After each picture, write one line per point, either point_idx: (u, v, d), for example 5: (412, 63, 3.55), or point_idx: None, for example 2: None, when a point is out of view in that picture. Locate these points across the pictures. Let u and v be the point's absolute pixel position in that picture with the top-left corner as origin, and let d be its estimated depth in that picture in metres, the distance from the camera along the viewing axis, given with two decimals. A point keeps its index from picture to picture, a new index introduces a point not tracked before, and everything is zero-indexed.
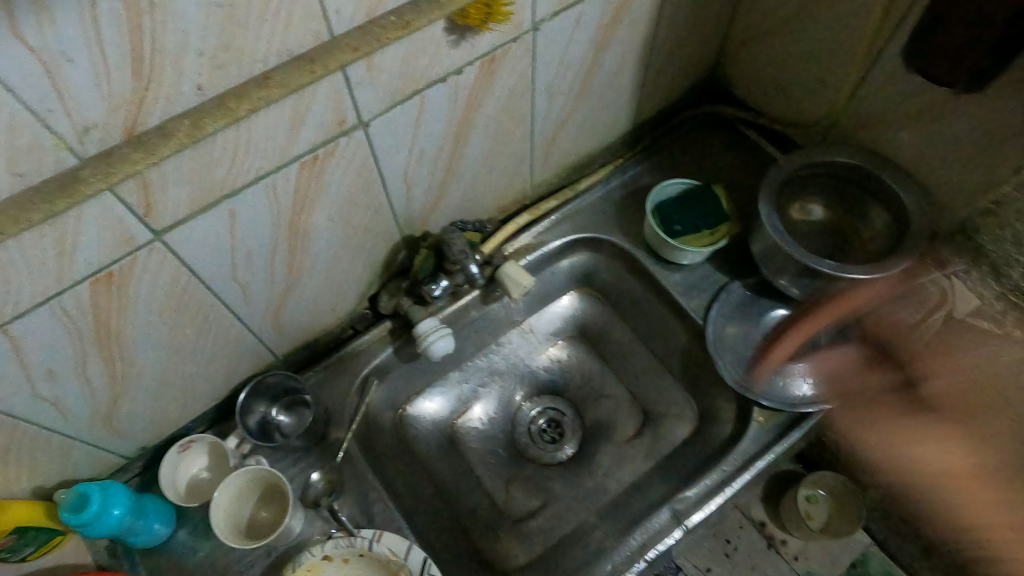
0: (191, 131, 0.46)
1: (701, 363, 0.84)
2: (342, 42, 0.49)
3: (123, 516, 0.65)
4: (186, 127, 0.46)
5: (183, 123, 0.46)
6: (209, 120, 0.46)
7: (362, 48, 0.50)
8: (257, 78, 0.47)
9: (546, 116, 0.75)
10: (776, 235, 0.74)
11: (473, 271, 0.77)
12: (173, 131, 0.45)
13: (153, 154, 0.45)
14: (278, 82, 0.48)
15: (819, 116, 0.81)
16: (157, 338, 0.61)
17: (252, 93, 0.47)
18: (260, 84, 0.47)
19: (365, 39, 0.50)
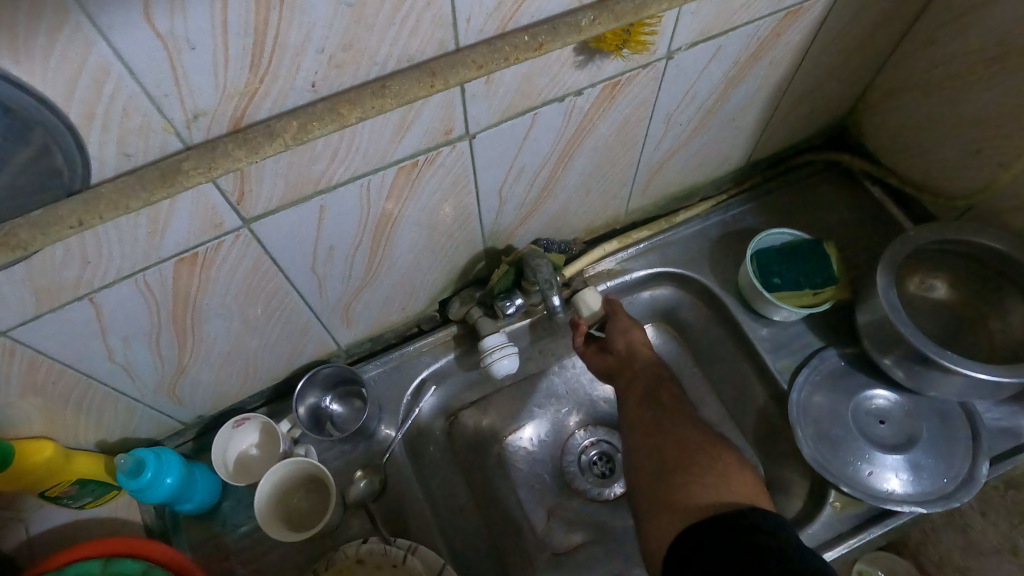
0: (299, 133, 0.43)
1: (779, 430, 0.77)
2: (468, 59, 0.45)
3: (175, 485, 0.65)
4: (295, 129, 0.43)
5: (291, 123, 0.43)
6: (318, 124, 0.43)
7: (488, 66, 0.45)
8: (375, 86, 0.44)
9: (658, 145, 0.70)
10: (890, 310, 0.67)
11: (557, 304, 0.70)
12: (281, 132, 0.43)
13: (256, 152, 0.43)
14: (395, 92, 0.44)
15: (964, 191, 0.72)
16: (229, 318, 0.61)
17: (366, 101, 0.44)
18: (376, 93, 0.44)
19: (492, 57, 0.45)
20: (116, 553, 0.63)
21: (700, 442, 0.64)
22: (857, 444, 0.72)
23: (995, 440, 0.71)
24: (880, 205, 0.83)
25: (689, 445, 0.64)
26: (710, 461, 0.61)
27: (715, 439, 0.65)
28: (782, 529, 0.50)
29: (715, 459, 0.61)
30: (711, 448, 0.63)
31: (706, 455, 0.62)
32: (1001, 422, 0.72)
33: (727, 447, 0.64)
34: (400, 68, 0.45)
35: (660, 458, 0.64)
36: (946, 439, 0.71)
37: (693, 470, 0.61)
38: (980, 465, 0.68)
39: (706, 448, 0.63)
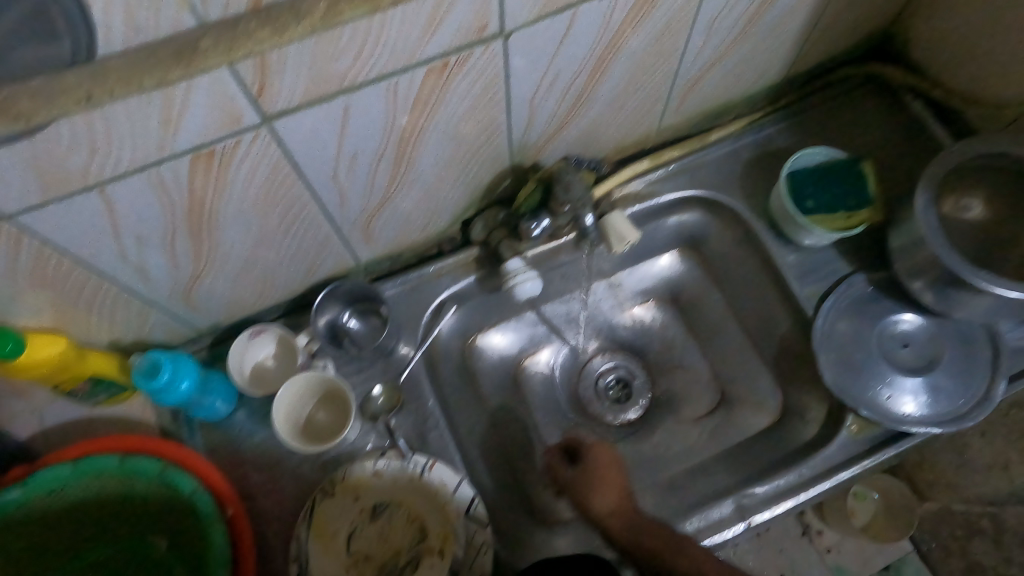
0: (326, 16, 0.41)
1: (801, 356, 0.77)
2: None
3: (191, 390, 0.64)
4: (322, 10, 0.40)
5: (319, 5, 0.40)
6: (347, 7, 0.41)
7: None
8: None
9: (698, 55, 0.66)
10: (928, 232, 0.64)
11: (586, 222, 0.72)
12: (308, 13, 0.40)
13: (281, 34, 0.40)
14: None
15: (1013, 104, 0.69)
16: (246, 225, 0.58)
17: None
18: None
19: None
20: (124, 449, 0.63)
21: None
22: (878, 369, 0.72)
23: (1013, 360, 0.71)
24: (922, 127, 0.79)
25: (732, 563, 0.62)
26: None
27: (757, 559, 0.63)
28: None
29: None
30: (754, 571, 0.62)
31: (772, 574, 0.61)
32: (1021, 342, 0.71)
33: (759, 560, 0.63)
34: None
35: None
36: (967, 363, 0.70)
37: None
38: (998, 384, 0.69)
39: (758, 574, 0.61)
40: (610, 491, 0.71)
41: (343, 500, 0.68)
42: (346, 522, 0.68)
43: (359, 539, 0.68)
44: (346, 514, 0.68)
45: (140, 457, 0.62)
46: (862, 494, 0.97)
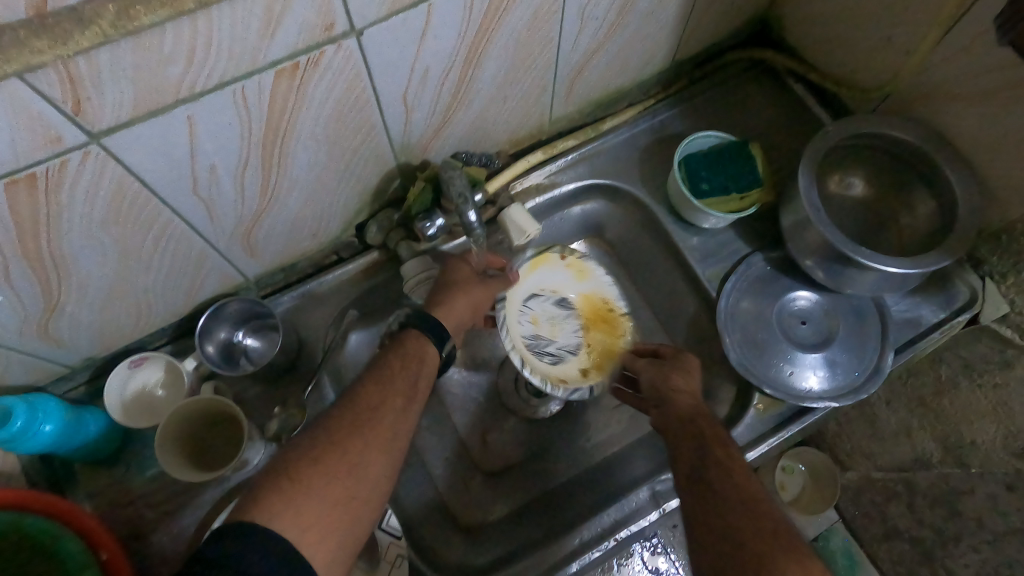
0: (117, 20, 0.37)
1: (707, 339, 0.78)
2: None
3: (56, 433, 0.61)
4: (113, 15, 0.37)
5: (110, 8, 0.37)
6: (146, 9, 0.37)
7: None
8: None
9: (574, 44, 0.65)
10: (810, 210, 0.66)
11: (472, 219, 0.66)
12: (94, 19, 0.37)
13: (62, 42, 0.37)
14: None
15: (880, 81, 0.71)
16: (101, 252, 0.55)
17: None
18: None
19: None
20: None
21: (761, 541, 0.52)
22: (778, 346, 0.73)
23: (901, 329, 0.73)
24: (805, 105, 0.82)
25: (764, 509, 0.55)
26: (784, 574, 0.49)
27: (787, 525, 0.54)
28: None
29: (816, 567, 0.50)
30: (774, 538, 0.52)
31: (801, 559, 0.51)
32: (907, 311, 0.74)
33: (789, 530, 0.53)
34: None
35: (707, 557, 0.53)
36: (860, 334, 0.72)
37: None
38: (887, 355, 0.71)
39: (769, 540, 0.52)
40: (682, 387, 0.66)
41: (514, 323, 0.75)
42: (532, 291, 0.77)
43: (532, 313, 0.76)
44: (561, 267, 0.78)
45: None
46: (790, 468, 0.97)
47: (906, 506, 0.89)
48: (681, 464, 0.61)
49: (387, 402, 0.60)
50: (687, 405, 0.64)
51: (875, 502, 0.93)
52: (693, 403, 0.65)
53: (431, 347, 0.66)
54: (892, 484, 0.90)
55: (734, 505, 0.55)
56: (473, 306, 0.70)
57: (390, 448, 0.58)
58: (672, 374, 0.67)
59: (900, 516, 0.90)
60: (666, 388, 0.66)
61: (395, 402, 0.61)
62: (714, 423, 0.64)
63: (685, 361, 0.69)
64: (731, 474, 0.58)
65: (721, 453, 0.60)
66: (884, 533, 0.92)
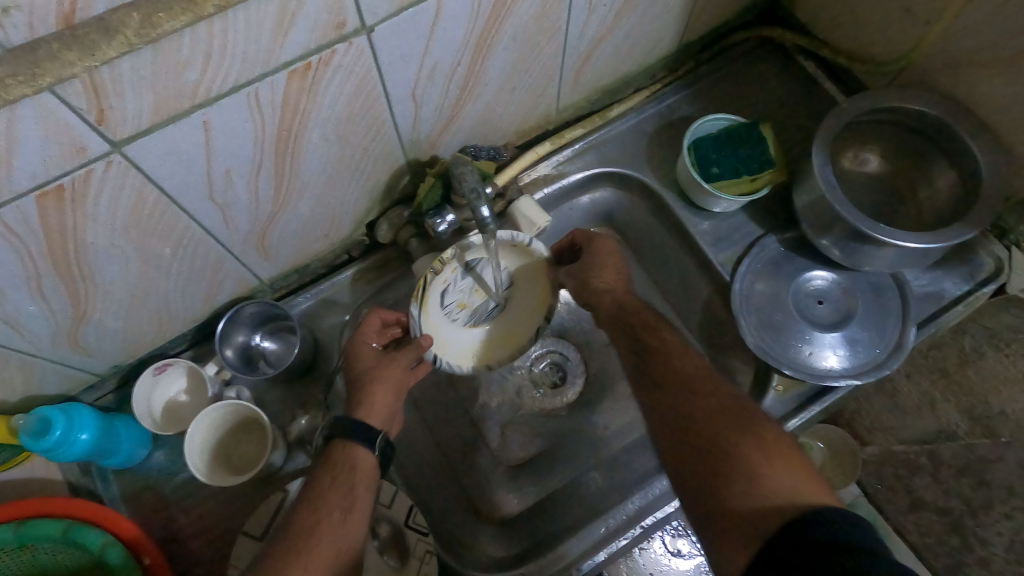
0: (142, 29, 0.37)
1: (724, 321, 0.78)
2: None
3: (91, 442, 0.62)
4: (136, 23, 0.37)
5: (132, 17, 0.37)
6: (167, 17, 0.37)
7: None
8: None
9: (583, 31, 0.65)
10: (826, 187, 0.66)
11: (484, 214, 0.62)
12: (118, 28, 0.37)
13: (92, 53, 0.37)
14: None
15: (893, 54, 0.71)
16: (124, 260, 0.55)
17: None
18: None
19: None
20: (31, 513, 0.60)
21: (725, 430, 0.53)
22: (797, 327, 0.73)
23: (921, 304, 0.73)
24: (813, 82, 0.81)
25: (725, 398, 0.56)
26: (752, 456, 0.51)
27: (751, 409, 0.55)
28: (858, 521, 0.43)
29: (780, 443, 0.52)
30: (738, 425, 0.54)
31: (764, 438, 0.52)
32: (926, 287, 0.73)
33: (749, 411, 0.55)
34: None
35: (681, 466, 0.54)
36: (879, 311, 0.72)
37: (739, 479, 0.50)
38: (910, 330, 0.70)
39: (731, 426, 0.54)
40: (608, 271, 0.69)
41: (444, 327, 0.69)
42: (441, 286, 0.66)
43: (456, 300, 0.69)
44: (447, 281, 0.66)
45: (21, 522, 0.58)
46: (809, 445, 0.94)
47: (929, 478, 0.89)
48: (626, 357, 0.64)
49: (322, 520, 0.55)
50: (609, 300, 0.66)
51: (898, 474, 0.92)
52: (614, 298, 0.67)
53: (362, 449, 0.60)
54: (915, 456, 0.90)
55: (696, 402, 0.57)
56: (397, 386, 0.65)
57: (330, 561, 0.53)
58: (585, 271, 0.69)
59: (924, 488, 0.90)
60: (589, 285, 0.68)
61: (332, 515, 0.56)
62: (658, 318, 0.66)
63: (598, 245, 0.70)
64: (684, 374, 0.59)
65: (657, 342, 0.63)
66: (910, 505, 0.91)
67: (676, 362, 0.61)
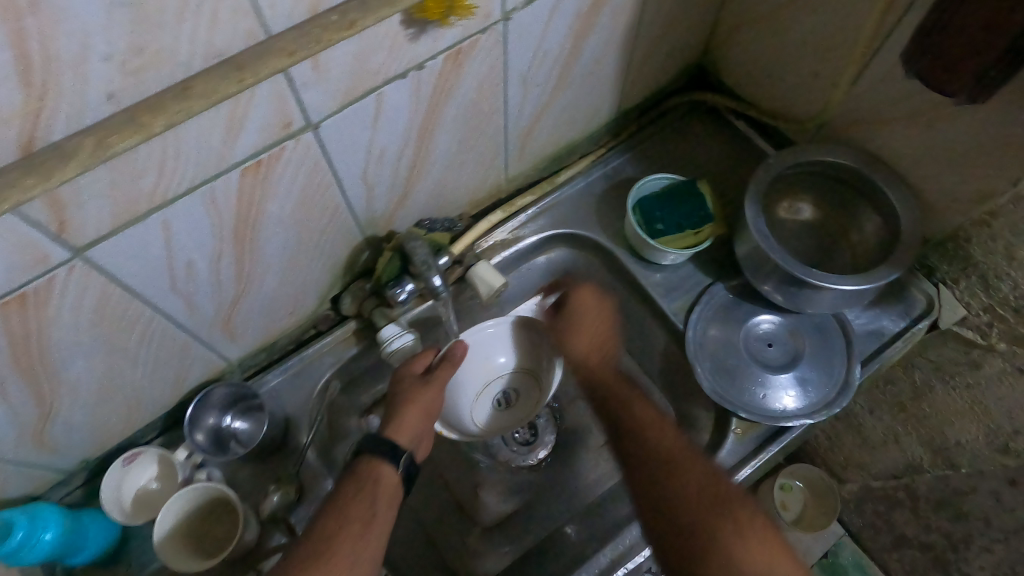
0: (96, 151, 0.40)
1: (681, 368, 0.81)
2: (276, 46, 0.43)
3: (56, 540, 0.62)
4: (91, 147, 0.40)
5: (86, 141, 0.40)
6: (117, 138, 0.40)
7: (299, 53, 0.43)
8: (175, 88, 0.41)
9: (521, 108, 0.70)
10: (759, 238, 0.71)
11: (436, 283, 0.72)
12: (76, 151, 0.40)
13: (47, 179, 0.39)
14: (200, 92, 0.42)
15: (811, 111, 0.77)
16: (90, 356, 0.57)
17: (169, 105, 0.41)
18: (180, 95, 0.41)
19: (302, 42, 0.43)
20: None
21: (717, 520, 0.61)
22: (750, 371, 0.76)
23: (864, 342, 0.76)
24: (747, 139, 0.87)
25: (710, 485, 0.64)
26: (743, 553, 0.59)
27: (727, 495, 0.63)
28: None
29: (746, 519, 0.61)
30: (722, 511, 0.62)
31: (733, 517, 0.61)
32: (868, 325, 0.77)
33: (735, 501, 0.63)
34: (201, 70, 0.42)
35: (667, 555, 0.61)
36: (826, 350, 0.76)
37: (720, 562, 0.58)
38: (855, 369, 0.74)
39: (722, 518, 0.61)
40: (580, 316, 0.80)
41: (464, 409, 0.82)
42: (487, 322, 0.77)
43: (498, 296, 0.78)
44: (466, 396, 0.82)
45: None
46: (788, 487, 1.09)
47: (907, 514, 0.97)
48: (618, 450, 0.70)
49: (342, 529, 0.58)
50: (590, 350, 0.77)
51: (879, 513, 1.01)
52: (593, 352, 0.78)
53: (386, 466, 0.63)
54: (892, 494, 0.98)
55: (686, 489, 0.63)
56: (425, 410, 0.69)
57: None
58: (602, 319, 0.80)
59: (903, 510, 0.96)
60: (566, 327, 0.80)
61: (352, 528, 0.58)
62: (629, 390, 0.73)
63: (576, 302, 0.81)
64: (661, 454, 0.66)
65: (655, 439, 0.68)
66: (894, 541, 1.02)
67: (664, 446, 0.67)
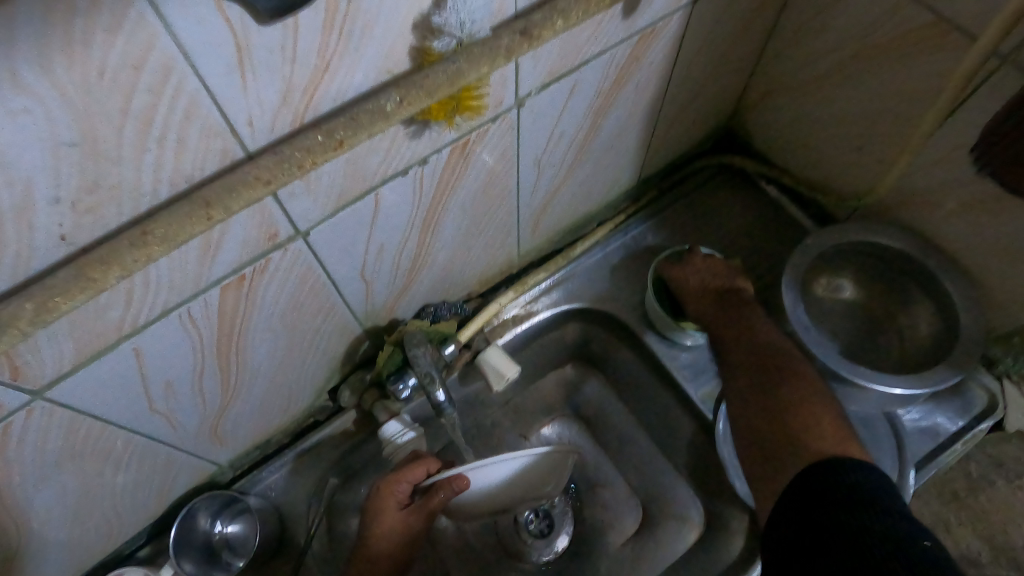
0: (38, 316, 0.34)
1: (711, 459, 0.74)
2: (250, 174, 0.36)
3: None
4: (31, 311, 0.34)
5: (25, 308, 0.33)
6: (65, 298, 0.34)
7: (277, 180, 0.37)
8: (132, 234, 0.35)
9: (534, 188, 0.65)
10: (799, 329, 0.64)
11: (439, 397, 0.63)
12: (10, 322, 0.33)
13: None
14: (159, 236, 0.35)
15: (851, 182, 0.70)
16: (59, 485, 0.51)
17: (126, 256, 0.35)
18: (136, 242, 0.35)
19: (280, 168, 0.37)
20: None
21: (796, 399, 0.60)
22: None
23: (918, 442, 0.68)
24: (777, 204, 0.81)
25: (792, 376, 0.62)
26: (811, 420, 0.58)
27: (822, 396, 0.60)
28: (886, 486, 0.51)
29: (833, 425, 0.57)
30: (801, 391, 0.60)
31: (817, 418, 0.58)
32: (919, 421, 0.69)
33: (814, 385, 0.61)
34: (164, 201, 0.36)
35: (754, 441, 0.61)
36: (873, 449, 0.68)
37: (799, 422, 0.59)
38: (907, 474, 0.67)
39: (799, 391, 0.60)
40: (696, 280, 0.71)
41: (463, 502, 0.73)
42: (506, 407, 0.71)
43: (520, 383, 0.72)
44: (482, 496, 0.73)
45: None
46: None
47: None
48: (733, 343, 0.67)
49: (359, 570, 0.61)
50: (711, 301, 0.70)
51: None
52: (700, 299, 0.71)
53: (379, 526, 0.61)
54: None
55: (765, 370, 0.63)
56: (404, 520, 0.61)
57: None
58: (717, 262, 0.72)
59: None
60: (686, 282, 0.72)
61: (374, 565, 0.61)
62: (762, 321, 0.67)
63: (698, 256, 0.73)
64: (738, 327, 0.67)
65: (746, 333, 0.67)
66: None
67: (750, 348, 0.66)
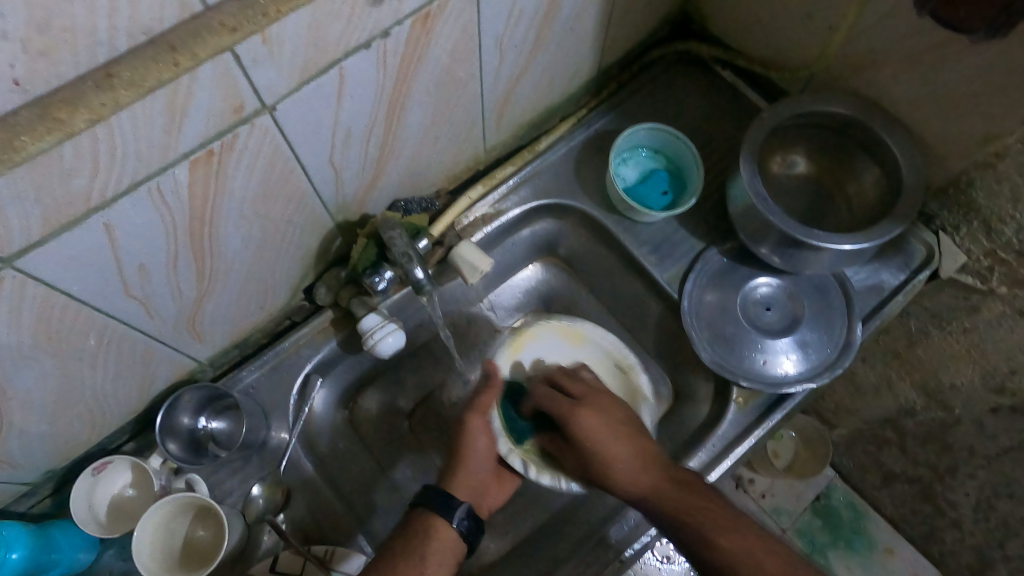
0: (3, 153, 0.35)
1: (677, 336, 0.78)
2: (215, 21, 0.38)
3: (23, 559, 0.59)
4: None
5: None
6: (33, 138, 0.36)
7: (242, 27, 0.39)
8: (96, 76, 0.36)
9: (497, 74, 0.65)
10: (757, 201, 0.67)
11: (417, 275, 0.66)
12: None
13: None
14: (124, 80, 0.37)
15: (804, 59, 0.73)
16: (39, 368, 0.52)
17: (92, 98, 0.37)
18: (103, 86, 0.36)
19: (245, 16, 0.39)
20: None
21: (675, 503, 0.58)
22: (748, 337, 0.73)
23: (865, 299, 0.74)
24: (734, 91, 0.83)
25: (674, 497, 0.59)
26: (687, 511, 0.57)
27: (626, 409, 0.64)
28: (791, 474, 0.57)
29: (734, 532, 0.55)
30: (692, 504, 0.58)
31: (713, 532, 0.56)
32: (865, 282, 0.75)
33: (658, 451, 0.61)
34: (124, 51, 0.36)
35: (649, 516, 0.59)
36: (825, 312, 0.73)
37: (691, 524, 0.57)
38: (856, 328, 0.72)
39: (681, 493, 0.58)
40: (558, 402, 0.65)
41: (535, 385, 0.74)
42: None
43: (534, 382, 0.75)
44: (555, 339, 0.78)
45: None
46: (780, 435, 1.08)
47: (895, 450, 0.98)
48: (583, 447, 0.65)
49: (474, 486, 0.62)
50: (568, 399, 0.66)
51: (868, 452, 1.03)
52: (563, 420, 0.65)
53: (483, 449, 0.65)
54: (879, 432, 0.99)
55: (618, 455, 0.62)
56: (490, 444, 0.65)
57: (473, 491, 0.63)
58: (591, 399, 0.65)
59: (893, 460, 0.99)
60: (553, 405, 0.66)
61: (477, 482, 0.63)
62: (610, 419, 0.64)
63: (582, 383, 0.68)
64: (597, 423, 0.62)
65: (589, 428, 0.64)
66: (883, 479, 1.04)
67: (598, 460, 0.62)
